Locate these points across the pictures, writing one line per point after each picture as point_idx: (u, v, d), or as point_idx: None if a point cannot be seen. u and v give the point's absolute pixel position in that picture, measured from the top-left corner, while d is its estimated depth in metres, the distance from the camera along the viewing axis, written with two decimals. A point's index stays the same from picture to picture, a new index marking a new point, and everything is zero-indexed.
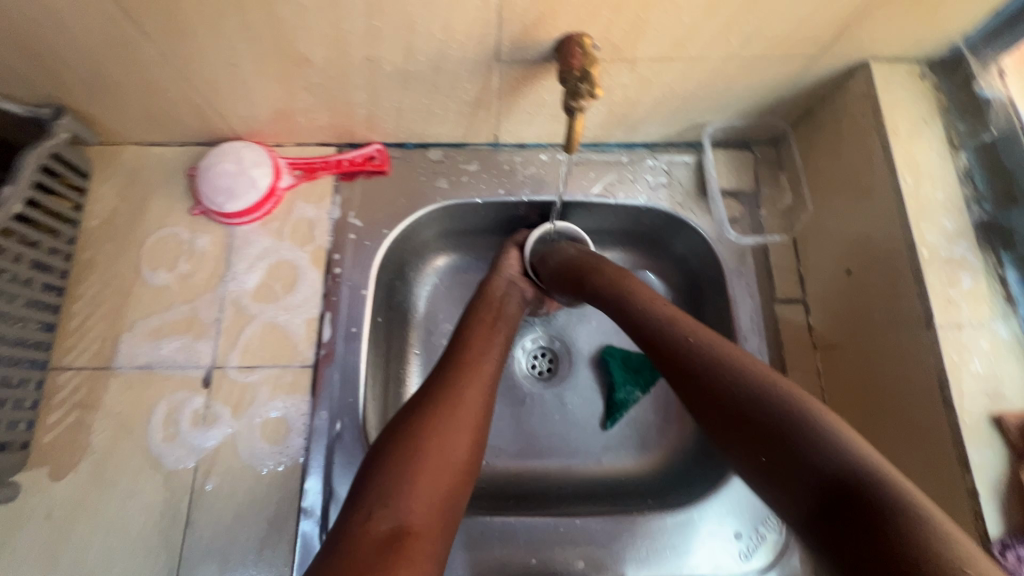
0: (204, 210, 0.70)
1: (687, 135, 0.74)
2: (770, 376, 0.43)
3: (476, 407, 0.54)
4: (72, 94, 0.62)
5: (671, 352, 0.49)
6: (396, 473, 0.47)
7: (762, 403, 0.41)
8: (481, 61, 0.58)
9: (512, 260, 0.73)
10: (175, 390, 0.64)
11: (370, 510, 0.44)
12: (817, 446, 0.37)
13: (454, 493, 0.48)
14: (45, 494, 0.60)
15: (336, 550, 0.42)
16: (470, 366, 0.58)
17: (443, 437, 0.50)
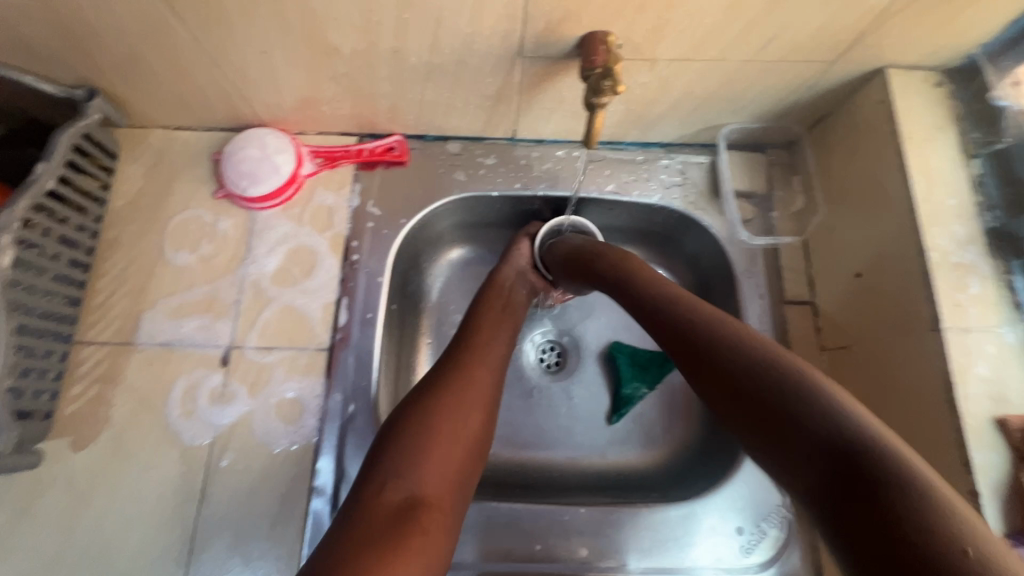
0: (227, 194, 0.72)
1: (702, 136, 0.75)
2: (769, 345, 0.44)
3: (485, 388, 0.57)
4: (105, 76, 0.64)
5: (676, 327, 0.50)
6: (408, 449, 0.50)
7: (764, 369, 0.42)
8: (505, 56, 0.59)
9: (522, 251, 0.74)
10: (194, 367, 0.66)
11: (385, 481, 0.48)
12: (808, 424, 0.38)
13: (466, 467, 0.52)
14: (66, 464, 0.62)
15: (355, 517, 0.46)
16: (481, 348, 0.61)
17: (453, 417, 0.53)
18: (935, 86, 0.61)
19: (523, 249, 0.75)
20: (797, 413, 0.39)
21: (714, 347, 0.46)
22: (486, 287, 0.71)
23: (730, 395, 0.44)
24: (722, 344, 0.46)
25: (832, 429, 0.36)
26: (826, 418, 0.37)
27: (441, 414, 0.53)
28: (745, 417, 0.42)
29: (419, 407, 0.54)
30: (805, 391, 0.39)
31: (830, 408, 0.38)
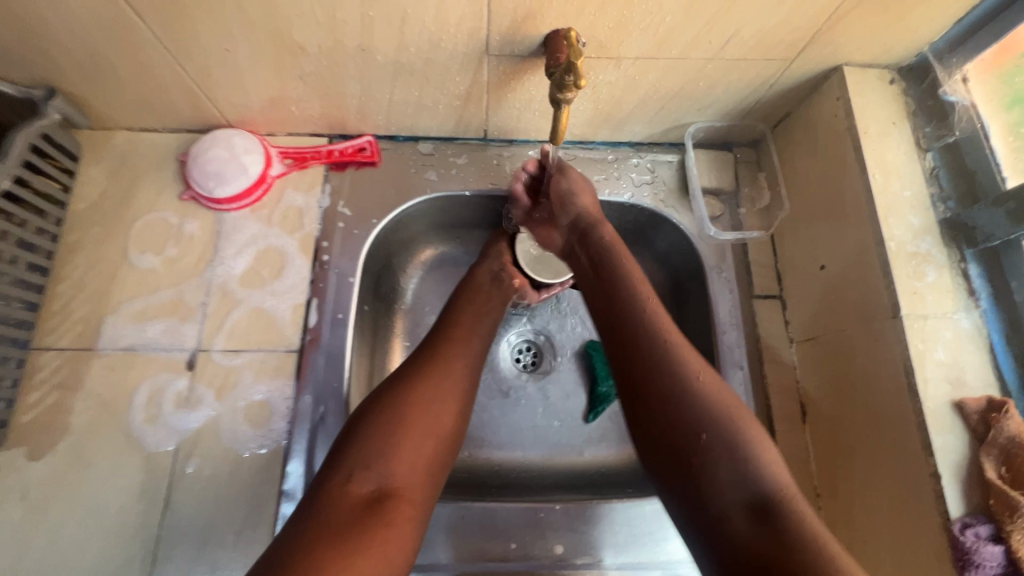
0: (194, 195, 0.71)
1: (671, 135, 0.76)
2: (710, 383, 0.50)
3: (461, 379, 0.57)
4: (66, 75, 0.63)
5: (624, 333, 0.53)
6: (379, 440, 0.50)
7: (704, 409, 0.48)
8: (472, 54, 0.60)
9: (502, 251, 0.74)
10: (158, 372, 0.64)
11: (353, 474, 0.48)
12: (740, 475, 0.45)
13: (437, 462, 0.52)
14: (21, 475, 0.60)
15: (319, 509, 0.46)
16: (458, 341, 0.60)
17: (427, 408, 0.53)
18: (889, 84, 0.63)
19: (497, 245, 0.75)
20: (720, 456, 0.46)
21: (653, 361, 0.51)
22: (465, 286, 0.70)
23: (657, 413, 0.49)
24: (676, 372, 0.50)
25: (748, 484, 0.45)
26: (753, 480, 0.45)
27: (415, 407, 0.52)
28: (669, 440, 0.49)
29: (391, 400, 0.53)
30: (741, 455, 0.46)
31: (750, 463, 0.45)
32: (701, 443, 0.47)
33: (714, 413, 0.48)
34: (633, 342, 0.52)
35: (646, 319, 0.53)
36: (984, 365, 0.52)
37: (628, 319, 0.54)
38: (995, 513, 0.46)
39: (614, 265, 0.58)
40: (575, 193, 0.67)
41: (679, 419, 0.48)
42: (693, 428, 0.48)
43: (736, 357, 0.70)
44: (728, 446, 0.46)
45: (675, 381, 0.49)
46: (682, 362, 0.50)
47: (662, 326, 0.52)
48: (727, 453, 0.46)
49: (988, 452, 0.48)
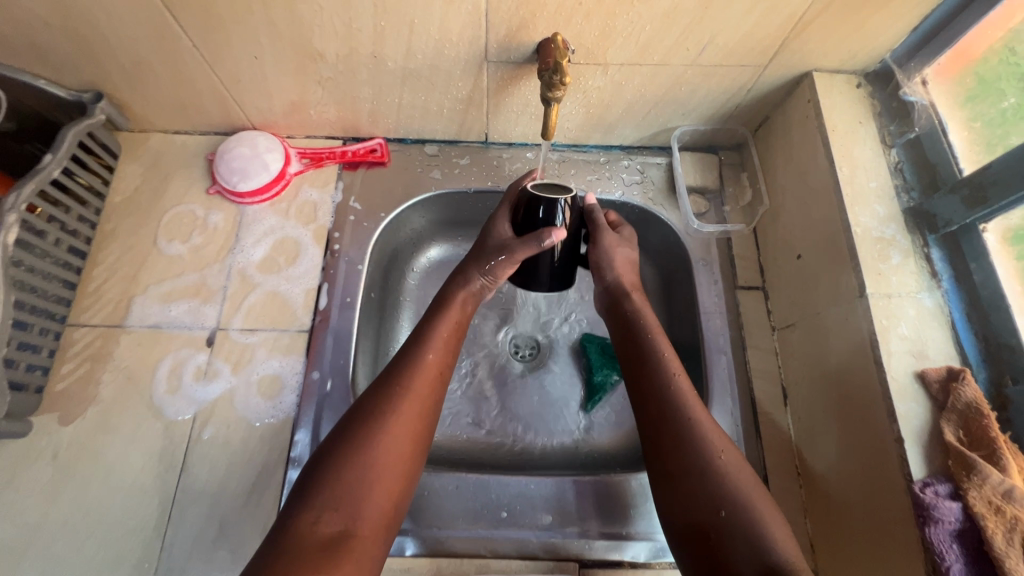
0: (219, 189, 0.78)
1: (659, 139, 0.82)
2: (733, 462, 0.55)
3: (418, 414, 0.57)
4: (113, 81, 0.70)
5: (659, 413, 0.59)
6: (344, 483, 0.51)
7: (723, 486, 0.54)
8: (472, 60, 0.66)
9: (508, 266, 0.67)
10: (180, 347, 0.70)
11: (319, 513, 0.49)
12: (754, 545, 0.50)
13: (400, 495, 0.54)
14: (52, 437, 0.65)
15: (281, 549, 0.47)
16: (423, 366, 0.60)
17: (391, 449, 0.54)
18: (856, 87, 0.68)
19: (496, 233, 0.68)
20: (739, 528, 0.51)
21: (684, 441, 0.57)
22: (437, 299, 0.67)
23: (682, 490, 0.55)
24: (700, 451, 0.56)
25: (760, 554, 0.50)
26: (766, 553, 0.49)
27: (380, 445, 0.54)
28: (694, 514, 0.54)
29: (356, 437, 0.53)
30: (758, 533, 0.50)
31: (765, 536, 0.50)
32: (721, 518, 0.52)
33: (734, 491, 0.53)
34: (670, 425, 0.58)
35: (683, 401, 0.59)
36: (946, 340, 0.56)
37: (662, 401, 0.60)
38: (953, 473, 0.49)
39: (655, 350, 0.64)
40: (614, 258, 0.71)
41: (702, 496, 0.54)
42: (717, 504, 0.53)
43: (720, 344, 0.73)
44: (746, 520, 0.51)
45: (700, 460, 0.55)
46: (707, 442, 0.56)
47: (693, 409, 0.59)
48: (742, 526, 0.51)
49: (948, 417, 0.51)
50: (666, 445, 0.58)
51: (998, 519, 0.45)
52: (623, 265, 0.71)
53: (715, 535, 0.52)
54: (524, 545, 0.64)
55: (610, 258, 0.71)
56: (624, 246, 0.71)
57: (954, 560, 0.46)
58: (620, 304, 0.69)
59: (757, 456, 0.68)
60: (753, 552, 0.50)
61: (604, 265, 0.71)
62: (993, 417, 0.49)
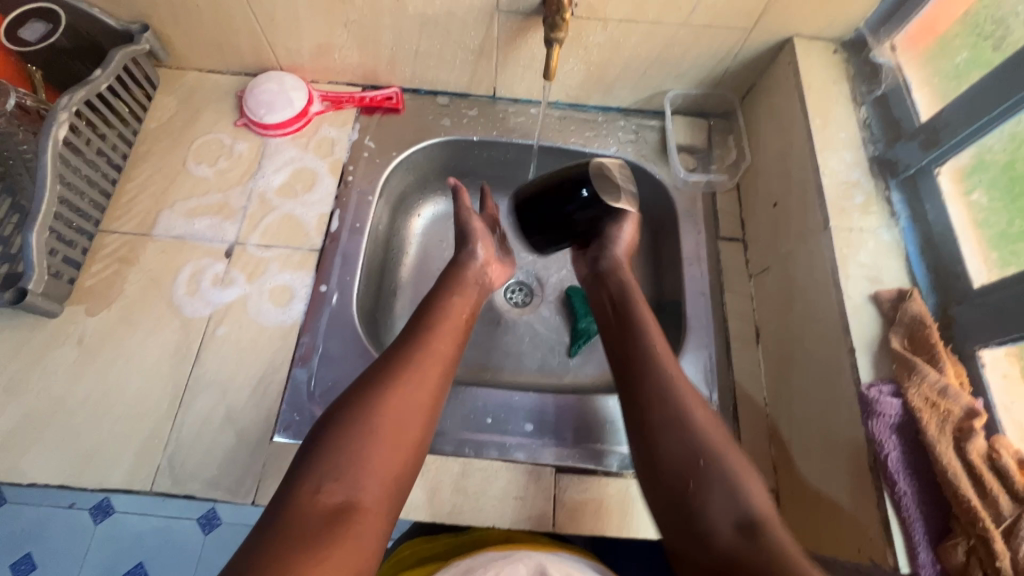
0: (246, 122, 0.85)
1: (654, 102, 0.89)
2: (702, 413, 0.58)
3: (430, 393, 0.58)
4: (158, 13, 0.78)
5: (636, 370, 0.62)
6: (345, 454, 0.51)
7: (692, 435, 0.56)
8: (485, 9, 0.73)
9: (479, 230, 0.75)
10: (201, 257, 0.76)
11: (321, 483, 0.50)
12: (727, 494, 0.53)
13: (405, 475, 0.54)
14: (80, 325, 0.71)
15: (285, 517, 0.47)
16: (433, 346, 0.61)
17: (398, 425, 0.54)
18: (833, 53, 0.75)
19: (468, 216, 0.76)
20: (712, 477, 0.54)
21: (660, 397, 0.59)
22: (447, 282, 0.70)
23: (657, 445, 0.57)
24: (674, 402, 0.59)
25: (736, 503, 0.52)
26: (741, 501, 0.52)
27: (382, 421, 0.54)
28: (671, 467, 0.56)
29: (359, 413, 0.54)
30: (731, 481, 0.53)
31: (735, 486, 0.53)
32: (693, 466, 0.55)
33: (704, 440, 0.56)
34: (644, 381, 0.61)
35: (659, 359, 0.62)
36: (901, 269, 0.61)
37: (642, 360, 0.63)
38: (896, 375, 0.54)
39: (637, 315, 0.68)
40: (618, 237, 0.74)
41: (677, 445, 0.56)
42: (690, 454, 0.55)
43: (699, 285, 0.79)
44: (719, 470, 0.54)
45: (674, 416, 0.58)
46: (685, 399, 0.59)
47: (667, 368, 0.62)
48: (716, 474, 0.54)
49: (895, 330, 0.56)
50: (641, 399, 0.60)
51: (933, 411, 0.50)
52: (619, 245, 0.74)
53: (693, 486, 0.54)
54: (505, 449, 0.68)
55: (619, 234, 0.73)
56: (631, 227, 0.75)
57: (891, 448, 0.51)
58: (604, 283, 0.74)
59: (729, 386, 0.72)
60: (727, 501, 0.53)
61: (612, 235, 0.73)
62: (935, 330, 0.55)
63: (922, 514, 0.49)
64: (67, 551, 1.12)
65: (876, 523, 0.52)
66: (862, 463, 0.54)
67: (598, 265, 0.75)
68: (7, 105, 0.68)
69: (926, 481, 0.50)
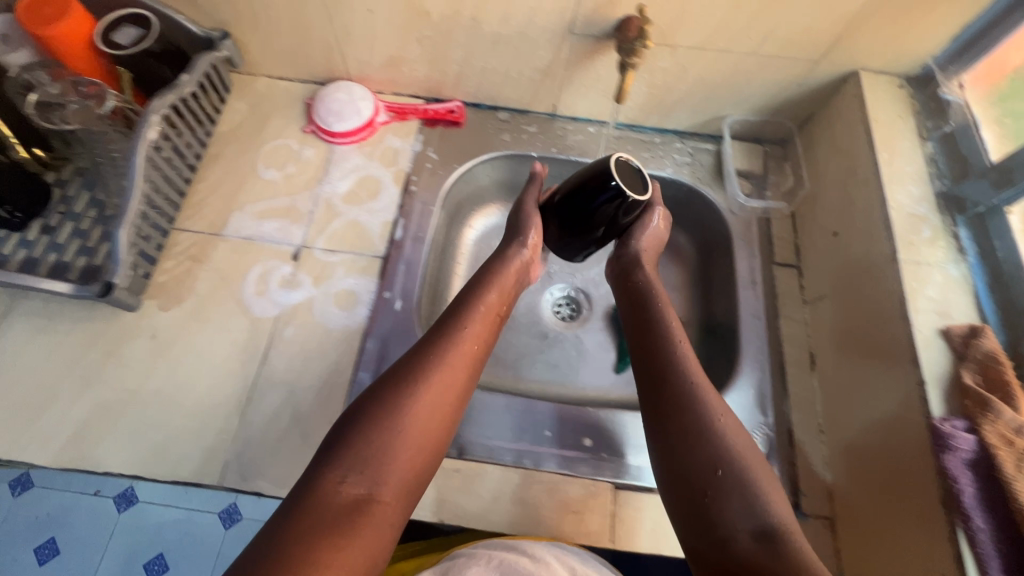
0: (314, 129, 0.87)
1: (710, 126, 0.90)
2: (726, 418, 0.57)
3: (455, 389, 0.58)
4: (240, 22, 0.80)
5: (660, 372, 0.61)
6: (370, 446, 0.52)
7: (715, 440, 0.55)
8: (558, 32, 0.76)
9: (533, 222, 0.74)
10: (269, 258, 0.78)
11: (346, 476, 0.50)
12: (747, 500, 0.51)
13: (424, 469, 0.55)
14: (153, 319, 0.73)
15: (310, 507, 0.48)
16: (463, 341, 0.61)
17: (424, 422, 0.55)
18: (898, 88, 0.76)
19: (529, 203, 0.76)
20: (727, 481, 0.53)
21: (689, 400, 0.58)
22: (485, 272, 0.69)
23: (680, 448, 0.56)
24: (699, 405, 0.58)
25: (754, 509, 0.51)
26: (759, 509, 0.51)
27: (408, 421, 0.54)
28: (692, 470, 0.55)
29: (386, 406, 0.55)
30: (749, 486, 0.52)
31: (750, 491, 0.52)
32: (712, 470, 0.54)
33: (724, 445, 0.55)
34: (669, 383, 0.60)
35: (683, 361, 0.61)
36: (970, 304, 0.62)
37: (668, 362, 0.62)
38: (969, 412, 0.54)
39: (660, 314, 0.67)
40: (644, 235, 0.74)
41: (699, 449, 0.55)
42: (710, 458, 0.54)
43: (754, 308, 0.80)
44: (736, 475, 0.53)
45: (699, 422, 0.57)
46: (712, 405, 0.58)
47: (692, 371, 0.60)
48: (734, 480, 0.53)
49: (967, 366, 0.57)
50: (666, 400, 0.59)
51: (1009, 450, 0.50)
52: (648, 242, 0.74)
53: (710, 489, 0.53)
54: (565, 463, 0.69)
55: (642, 232, 0.74)
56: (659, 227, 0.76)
57: (968, 485, 0.52)
58: (631, 277, 0.72)
59: (784, 411, 0.73)
60: (746, 507, 0.51)
61: (635, 233, 0.74)
62: (1010, 367, 0.55)
63: (998, 552, 0.49)
64: (90, 536, 1.16)
65: (948, 558, 0.52)
66: (932, 497, 0.54)
67: (620, 261, 0.75)
68: (103, 107, 0.73)
69: (1001, 519, 0.50)
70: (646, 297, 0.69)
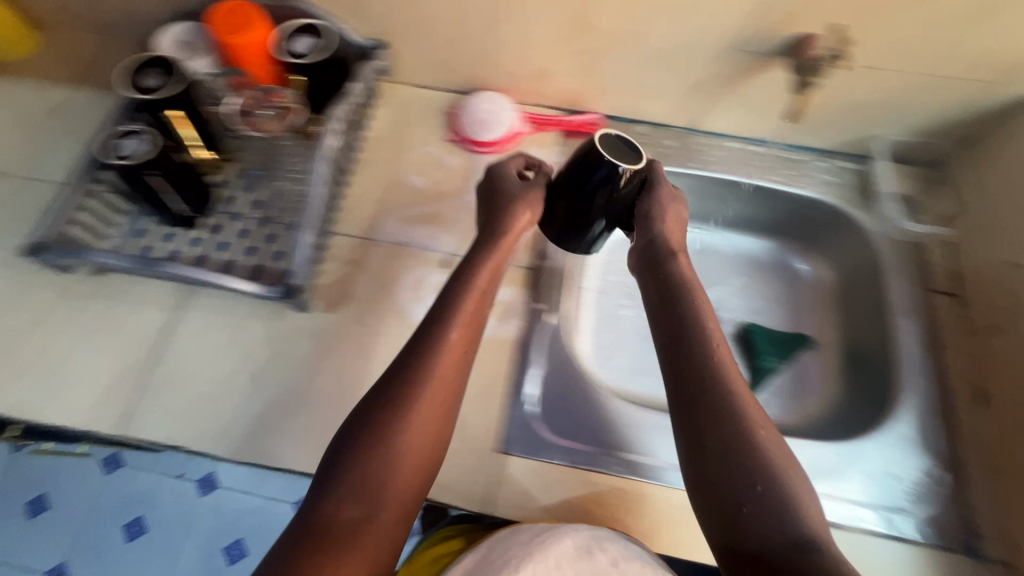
0: (458, 138, 0.89)
1: (858, 145, 0.88)
2: (766, 435, 0.50)
3: (444, 393, 0.52)
4: (401, 32, 0.82)
5: (693, 380, 0.53)
6: (364, 463, 0.48)
7: (749, 459, 0.49)
8: (726, 48, 0.75)
9: (533, 195, 0.66)
10: (421, 265, 0.79)
11: (342, 496, 0.47)
12: (778, 525, 0.46)
13: (423, 480, 0.50)
14: (315, 321, 0.75)
15: (311, 530, 0.45)
16: (450, 339, 0.54)
17: (411, 432, 0.50)
18: None
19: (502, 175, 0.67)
20: (767, 508, 0.47)
21: (719, 413, 0.51)
22: (484, 257, 0.61)
23: (716, 469, 0.50)
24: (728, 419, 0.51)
25: (773, 532, 0.46)
26: (773, 531, 0.46)
27: (405, 434, 0.49)
28: (725, 493, 0.49)
29: (383, 420, 0.49)
30: (791, 514, 0.46)
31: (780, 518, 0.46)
32: (751, 493, 0.48)
33: (767, 466, 0.48)
34: (700, 393, 0.53)
35: (719, 368, 0.54)
36: None
37: (693, 367, 0.54)
38: None
39: (688, 308, 0.58)
40: (663, 215, 0.64)
41: (739, 470, 0.49)
42: (752, 483, 0.48)
43: (913, 337, 0.78)
44: (781, 504, 0.47)
45: (744, 443, 0.49)
46: (746, 418, 0.51)
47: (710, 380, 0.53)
48: (769, 504, 0.47)
49: None
50: (694, 411, 0.52)
51: None
52: (663, 217, 0.64)
53: (751, 515, 0.47)
54: None
55: (660, 214, 0.64)
56: (676, 202, 0.66)
57: None
58: (664, 264, 0.62)
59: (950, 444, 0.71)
60: (771, 529, 0.46)
61: (655, 215, 0.64)
62: None
63: None
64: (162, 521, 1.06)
65: None
66: None
67: (650, 248, 0.64)
68: (282, 125, 0.79)
69: None
70: (671, 286, 0.60)
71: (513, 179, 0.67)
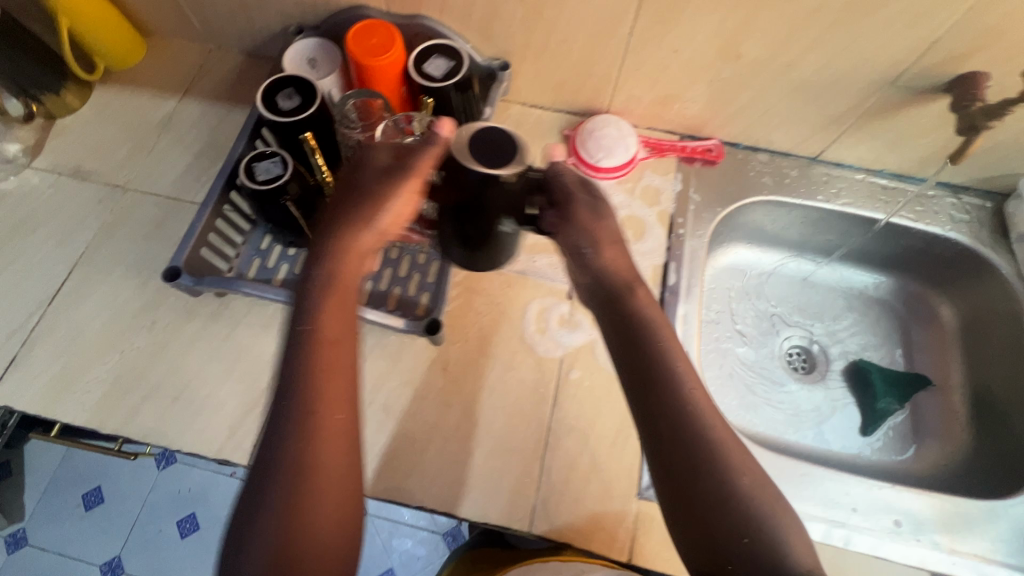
0: (576, 162, 0.85)
1: (994, 182, 0.84)
2: (747, 485, 0.47)
3: (341, 424, 0.50)
4: (529, 53, 0.80)
5: (668, 430, 0.49)
6: (282, 509, 0.46)
7: (734, 517, 0.46)
8: (878, 82, 0.72)
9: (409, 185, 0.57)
10: (546, 295, 0.78)
11: (257, 543, 0.45)
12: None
13: (347, 510, 0.49)
14: (442, 351, 0.74)
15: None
16: (314, 354, 0.52)
17: (315, 465, 0.48)
18: None
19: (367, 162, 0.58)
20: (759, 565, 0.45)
21: (699, 468, 0.48)
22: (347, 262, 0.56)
23: (703, 529, 0.47)
24: (712, 476, 0.47)
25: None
26: None
27: (307, 469, 0.48)
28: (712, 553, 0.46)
29: (288, 459, 0.48)
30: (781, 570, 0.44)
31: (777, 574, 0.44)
32: (742, 553, 0.45)
33: (755, 520, 0.46)
34: (678, 447, 0.49)
35: (694, 417, 0.50)
36: None
37: (673, 418, 0.50)
38: None
39: (657, 347, 0.53)
40: (585, 224, 0.57)
41: (725, 529, 0.46)
42: (741, 541, 0.45)
43: None
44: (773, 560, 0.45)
45: (727, 498, 0.47)
46: (728, 468, 0.48)
47: (684, 430, 0.49)
48: (761, 561, 0.45)
49: None
50: (674, 469, 0.48)
51: None
52: (580, 226, 0.57)
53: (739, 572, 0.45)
54: (876, 544, 0.67)
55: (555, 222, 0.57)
56: (603, 213, 0.59)
57: None
58: (621, 292, 0.57)
59: None
60: None
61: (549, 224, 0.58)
62: None
63: None
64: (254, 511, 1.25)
65: None
66: None
67: (608, 277, 0.58)
68: None
69: None
70: (621, 317, 0.56)
71: (393, 167, 0.57)
